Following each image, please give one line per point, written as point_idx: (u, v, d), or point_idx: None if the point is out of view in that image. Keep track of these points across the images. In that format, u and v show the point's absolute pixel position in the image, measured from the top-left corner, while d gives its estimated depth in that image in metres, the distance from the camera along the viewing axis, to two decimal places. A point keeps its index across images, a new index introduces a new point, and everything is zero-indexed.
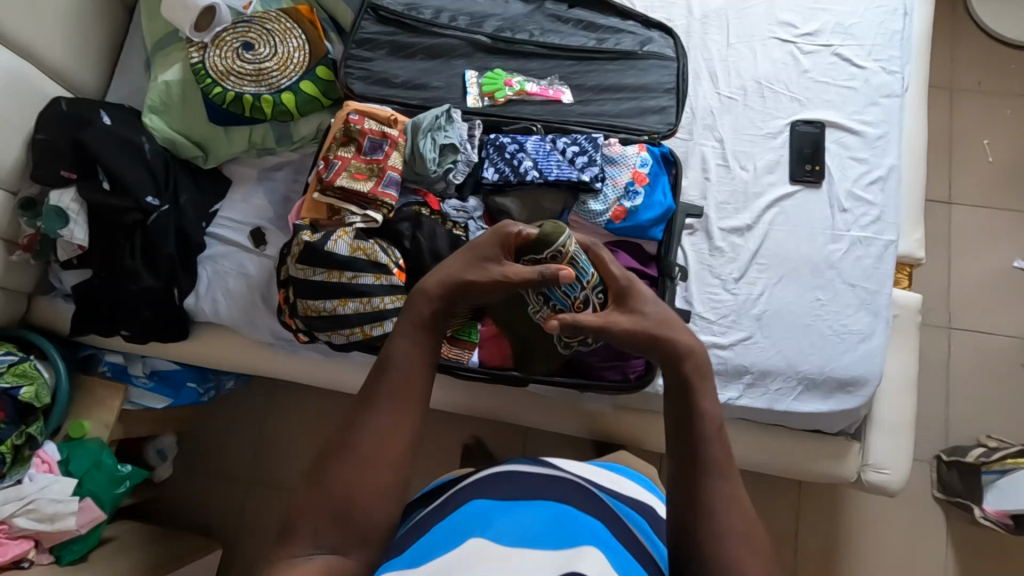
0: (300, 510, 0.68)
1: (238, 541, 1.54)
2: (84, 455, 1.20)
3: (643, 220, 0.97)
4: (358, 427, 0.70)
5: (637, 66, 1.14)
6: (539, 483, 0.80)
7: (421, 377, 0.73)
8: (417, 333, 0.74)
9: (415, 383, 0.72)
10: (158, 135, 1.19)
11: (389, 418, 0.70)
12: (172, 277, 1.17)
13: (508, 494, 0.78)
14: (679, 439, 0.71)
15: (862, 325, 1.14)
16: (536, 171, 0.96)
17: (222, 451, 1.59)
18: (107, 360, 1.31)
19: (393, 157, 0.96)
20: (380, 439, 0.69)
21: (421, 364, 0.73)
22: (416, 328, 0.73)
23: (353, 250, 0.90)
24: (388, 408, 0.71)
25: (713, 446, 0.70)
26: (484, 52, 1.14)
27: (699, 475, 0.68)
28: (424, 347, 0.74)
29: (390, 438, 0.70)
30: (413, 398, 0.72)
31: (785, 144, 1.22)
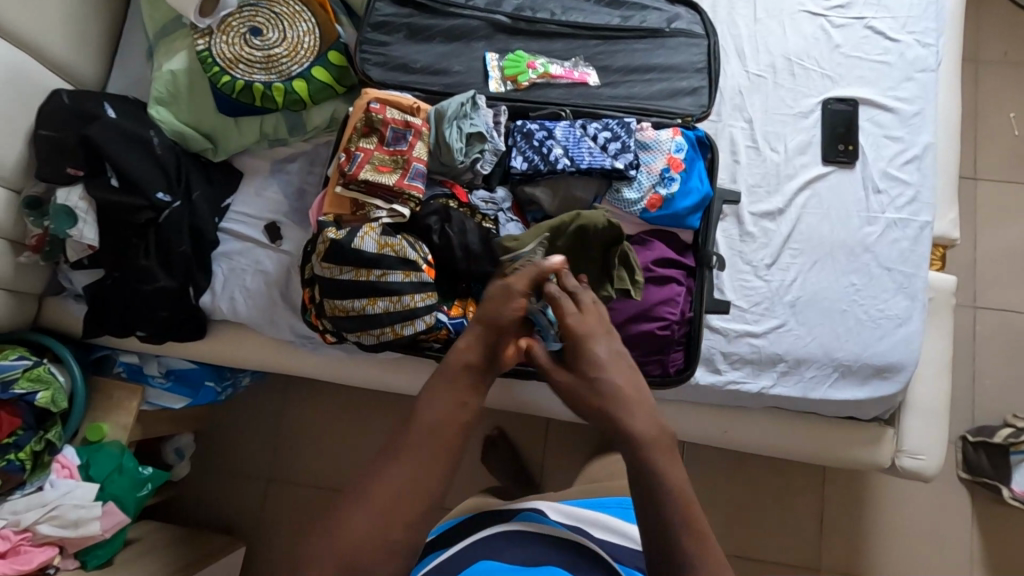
0: (310, 556, 0.67)
1: (260, 538, 1.53)
2: (105, 459, 1.18)
3: (679, 208, 0.93)
4: (383, 476, 0.71)
5: (665, 44, 1.09)
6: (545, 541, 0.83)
7: (453, 431, 0.74)
8: (450, 390, 0.76)
9: (450, 438, 0.73)
10: (166, 129, 1.14)
11: (415, 467, 0.71)
12: (188, 276, 1.14)
13: (518, 559, 0.80)
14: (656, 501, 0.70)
15: (899, 309, 1.11)
16: (567, 159, 0.93)
17: (240, 448, 1.58)
18: (122, 361, 1.28)
19: (418, 148, 0.92)
20: (405, 490, 0.69)
21: (453, 415, 0.75)
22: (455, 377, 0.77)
23: (381, 246, 0.86)
24: (417, 457, 0.71)
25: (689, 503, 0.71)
26: (505, 32, 1.09)
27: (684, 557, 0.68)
28: (454, 402, 0.75)
29: (412, 491, 0.70)
30: (446, 451, 0.73)
31: (817, 124, 1.18)
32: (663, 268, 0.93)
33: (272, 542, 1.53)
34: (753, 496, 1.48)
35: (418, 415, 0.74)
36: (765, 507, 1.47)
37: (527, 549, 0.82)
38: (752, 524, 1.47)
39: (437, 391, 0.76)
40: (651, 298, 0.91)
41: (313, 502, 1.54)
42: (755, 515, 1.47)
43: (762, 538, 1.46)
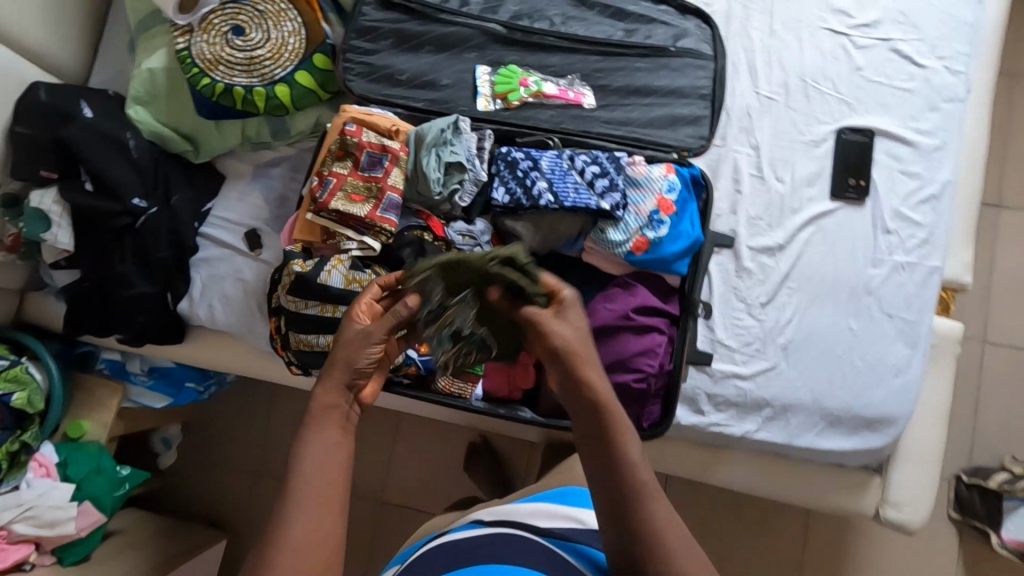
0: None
1: (242, 530, 1.56)
2: (83, 459, 1.19)
3: (667, 253, 0.88)
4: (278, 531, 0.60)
5: (669, 64, 1.02)
6: (469, 542, 0.79)
7: (346, 462, 0.65)
8: (335, 426, 0.66)
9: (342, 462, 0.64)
10: (144, 130, 1.10)
11: (314, 511, 0.61)
12: (165, 283, 1.11)
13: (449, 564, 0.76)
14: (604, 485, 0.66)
15: (898, 358, 1.06)
16: (551, 194, 0.87)
17: (226, 441, 1.59)
18: (104, 358, 1.28)
19: (394, 175, 0.87)
20: (307, 539, 0.59)
21: (342, 449, 0.66)
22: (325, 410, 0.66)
23: (349, 281, 0.83)
24: (311, 499, 0.61)
25: (640, 470, 0.65)
26: (499, 43, 1.03)
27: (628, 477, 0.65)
28: (339, 435, 0.66)
29: (319, 535, 0.60)
30: (340, 486, 0.63)
31: (829, 153, 1.10)
32: (644, 315, 0.88)
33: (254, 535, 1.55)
34: (735, 522, 1.45)
35: (300, 448, 0.65)
36: (747, 535, 1.44)
37: (456, 555, 0.77)
38: (731, 551, 1.45)
39: (316, 428, 0.66)
40: (629, 349, 0.86)
41: None
42: (735, 542, 1.45)
43: (744, 566, 1.43)
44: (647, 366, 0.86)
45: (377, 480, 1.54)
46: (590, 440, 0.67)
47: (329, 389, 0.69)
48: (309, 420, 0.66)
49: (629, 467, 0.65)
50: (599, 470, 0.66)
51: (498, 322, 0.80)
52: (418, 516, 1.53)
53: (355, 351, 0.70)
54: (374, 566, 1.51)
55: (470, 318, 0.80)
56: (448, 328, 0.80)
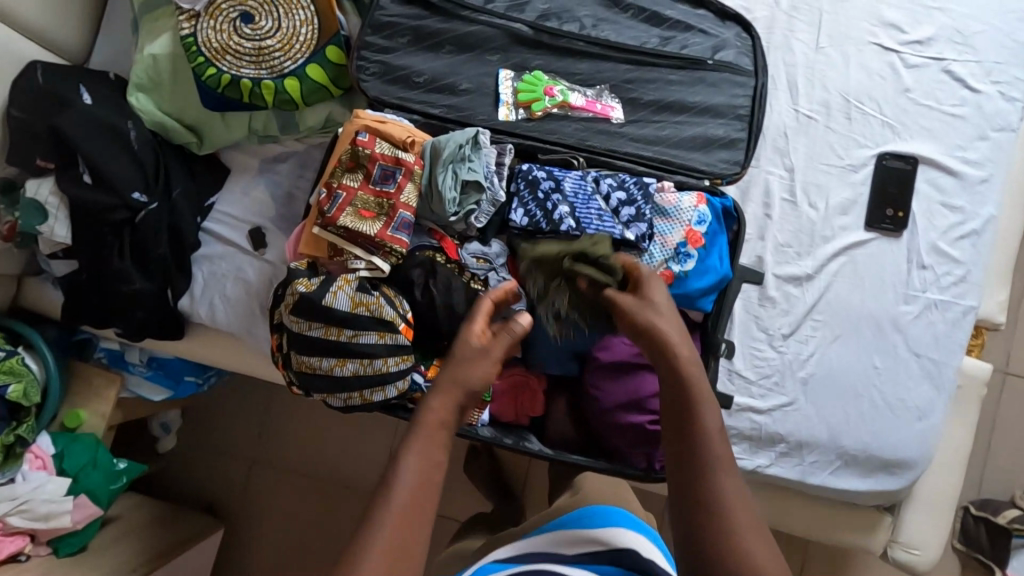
0: None
1: (240, 518, 1.56)
2: (79, 452, 1.17)
3: (692, 289, 0.82)
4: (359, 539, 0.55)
5: (705, 78, 0.95)
6: None
7: (436, 485, 0.60)
8: (428, 444, 0.61)
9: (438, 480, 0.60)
10: (146, 119, 1.05)
11: (395, 531, 0.56)
12: (166, 279, 1.07)
13: None
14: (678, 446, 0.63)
15: (923, 401, 1.02)
16: (572, 219, 0.82)
17: (226, 429, 1.58)
18: (103, 347, 1.25)
19: (407, 192, 0.82)
20: (386, 553, 0.54)
21: (434, 469, 0.60)
22: (434, 427, 0.62)
23: (355, 304, 0.79)
24: (390, 519, 0.56)
25: (712, 444, 0.62)
26: (525, 46, 0.96)
27: (698, 440, 0.62)
28: (438, 453, 0.61)
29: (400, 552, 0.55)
30: (422, 508, 0.58)
31: (866, 180, 1.04)
32: None
33: (257, 523, 1.55)
34: None
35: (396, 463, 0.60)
36: None
37: None
38: None
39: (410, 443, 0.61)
40: (644, 388, 0.83)
41: (293, 489, 1.55)
42: None
43: None
44: None
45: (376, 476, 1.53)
46: (668, 415, 0.65)
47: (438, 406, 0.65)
48: (413, 428, 0.62)
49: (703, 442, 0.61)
50: (675, 429, 0.64)
51: (589, 309, 0.80)
52: None
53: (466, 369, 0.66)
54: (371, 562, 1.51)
55: (565, 301, 0.81)
56: (549, 313, 0.81)
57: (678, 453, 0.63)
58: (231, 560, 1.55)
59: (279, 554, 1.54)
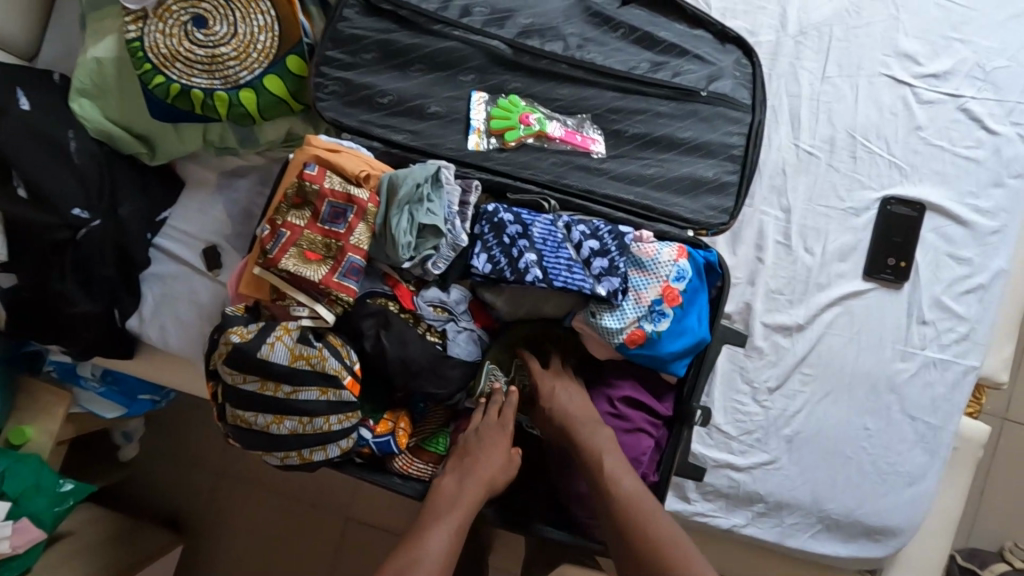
0: None
1: (201, 532, 1.51)
2: (23, 473, 1.11)
3: (664, 351, 0.74)
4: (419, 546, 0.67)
5: (697, 111, 0.87)
6: None
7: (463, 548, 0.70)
8: (455, 520, 0.69)
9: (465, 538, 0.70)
10: (91, 128, 0.97)
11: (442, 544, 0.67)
12: (112, 299, 1.00)
13: None
14: (597, 493, 0.71)
15: (914, 465, 0.96)
16: (539, 269, 0.73)
17: (188, 440, 1.52)
18: (52, 360, 1.19)
19: (358, 233, 0.74)
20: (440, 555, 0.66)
21: (456, 540, 0.69)
22: (482, 488, 0.72)
23: (294, 357, 0.72)
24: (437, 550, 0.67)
25: (625, 480, 0.71)
26: (502, 67, 0.88)
27: (614, 479, 0.70)
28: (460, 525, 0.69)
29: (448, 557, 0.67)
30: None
31: (868, 226, 0.96)
32: (633, 411, 0.78)
33: (228, 541, 1.50)
34: None
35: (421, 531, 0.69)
36: None
37: None
38: None
39: (437, 518, 0.69)
40: None
41: (257, 508, 1.50)
42: None
43: None
44: None
45: (345, 495, 1.49)
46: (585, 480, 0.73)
47: (485, 461, 0.74)
48: (471, 468, 0.73)
49: (622, 489, 0.70)
50: (593, 478, 0.71)
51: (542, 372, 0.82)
52: (385, 536, 1.48)
53: (501, 463, 0.74)
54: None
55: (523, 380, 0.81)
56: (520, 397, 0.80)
57: (601, 498, 0.70)
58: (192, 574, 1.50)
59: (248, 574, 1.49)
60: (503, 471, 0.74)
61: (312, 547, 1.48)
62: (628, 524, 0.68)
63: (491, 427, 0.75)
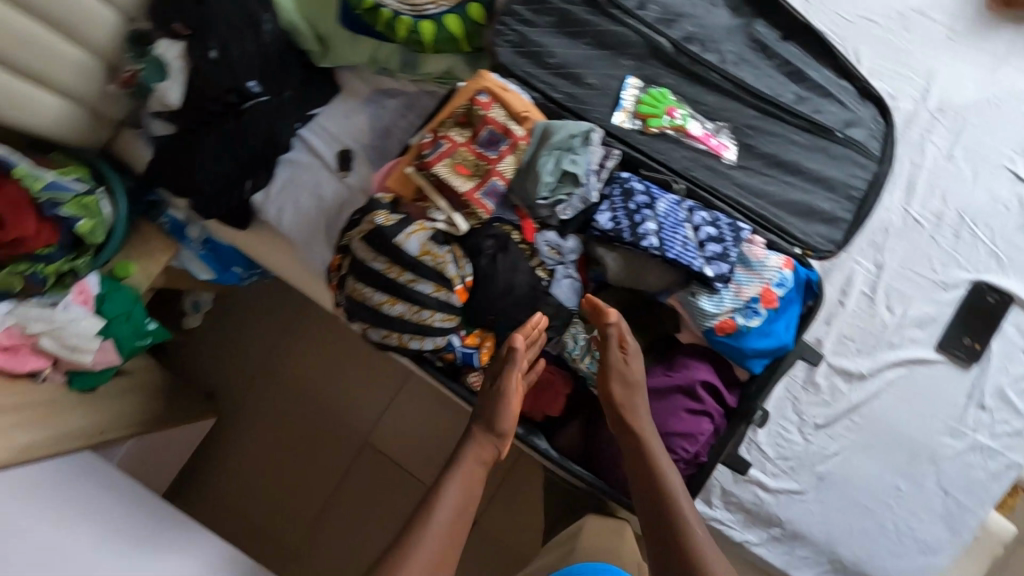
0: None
1: (232, 414, 1.59)
2: (118, 300, 1.22)
3: (748, 346, 0.80)
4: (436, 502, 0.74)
5: (828, 149, 0.93)
6: None
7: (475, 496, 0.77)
8: (466, 472, 0.77)
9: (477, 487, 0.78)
10: (281, 17, 1.08)
11: (455, 501, 0.75)
12: (250, 170, 1.11)
13: None
14: (633, 464, 0.77)
15: (933, 537, 0.99)
16: (656, 239, 0.80)
17: (248, 326, 1.62)
18: (168, 214, 1.28)
19: (506, 162, 0.82)
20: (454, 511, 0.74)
21: (470, 491, 0.77)
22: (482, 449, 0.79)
23: (423, 251, 0.80)
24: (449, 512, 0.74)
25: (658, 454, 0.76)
26: (661, 62, 0.96)
27: (649, 456, 0.76)
28: (462, 502, 0.75)
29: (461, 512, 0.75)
30: (444, 555, 0.72)
31: (953, 302, 1.00)
32: (706, 394, 0.83)
33: (236, 467, 1.57)
34: None
35: (428, 515, 0.73)
36: None
37: None
38: None
39: (450, 473, 0.77)
40: (669, 426, 0.81)
41: (287, 408, 1.59)
42: None
43: None
44: (681, 451, 0.81)
45: (369, 422, 1.57)
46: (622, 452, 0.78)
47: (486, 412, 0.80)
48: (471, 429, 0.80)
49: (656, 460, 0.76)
50: (630, 452, 0.77)
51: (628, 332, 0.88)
52: (396, 469, 1.55)
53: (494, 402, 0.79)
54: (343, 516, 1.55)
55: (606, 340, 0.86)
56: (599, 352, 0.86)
57: (636, 468, 0.76)
58: (204, 472, 1.57)
59: (273, 505, 1.56)
60: (497, 406, 0.79)
61: (328, 467, 1.56)
62: (658, 491, 0.74)
63: (478, 425, 0.80)
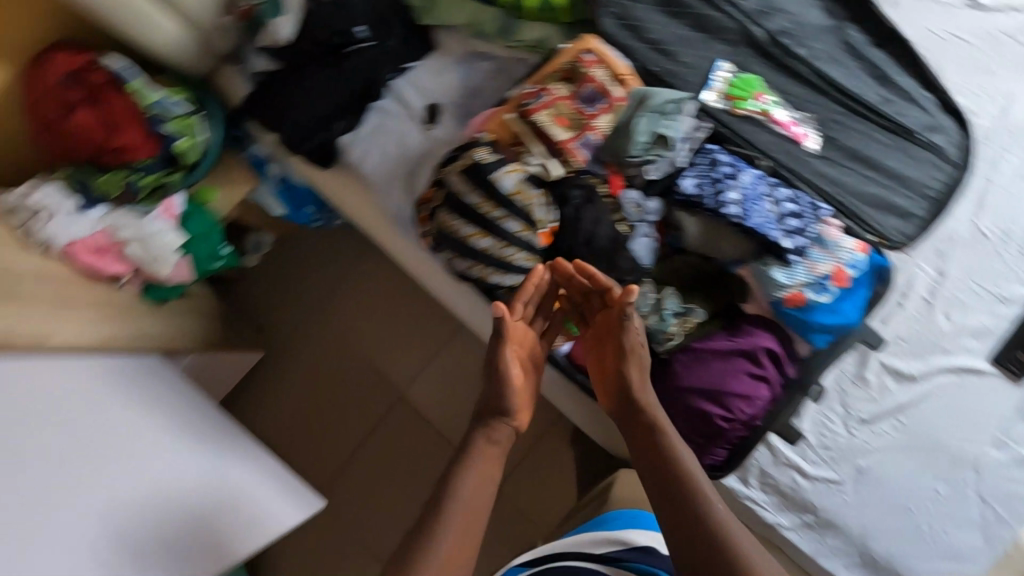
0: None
1: (278, 353, 1.66)
2: (200, 221, 1.28)
3: (814, 319, 0.84)
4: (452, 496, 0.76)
5: (908, 150, 0.96)
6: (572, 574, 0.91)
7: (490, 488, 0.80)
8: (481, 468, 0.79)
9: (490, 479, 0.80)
10: None
11: (470, 493, 0.77)
12: (345, 111, 1.17)
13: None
14: (641, 441, 0.81)
15: (966, 544, 1.00)
16: (738, 208, 0.85)
17: (303, 272, 1.68)
18: (253, 150, 1.34)
19: (603, 119, 0.87)
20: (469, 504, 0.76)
21: (484, 484, 0.79)
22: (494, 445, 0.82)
23: (516, 191, 0.84)
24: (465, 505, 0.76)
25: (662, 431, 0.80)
26: (754, 50, 1.00)
27: (655, 432, 0.80)
28: (476, 496, 0.77)
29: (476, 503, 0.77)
30: (464, 544, 0.74)
31: (1010, 318, 1.03)
32: (768, 362, 0.86)
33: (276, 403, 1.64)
34: None
35: (444, 506, 0.75)
36: None
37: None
38: None
39: (466, 464, 0.79)
40: (727, 387, 0.84)
41: (330, 354, 1.65)
42: None
43: None
44: (737, 412, 0.84)
45: (407, 378, 1.61)
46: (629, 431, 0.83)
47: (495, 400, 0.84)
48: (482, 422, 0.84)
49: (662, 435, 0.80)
50: (636, 431, 0.82)
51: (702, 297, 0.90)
52: (428, 427, 1.59)
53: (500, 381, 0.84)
54: (383, 463, 1.59)
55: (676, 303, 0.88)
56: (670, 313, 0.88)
57: (643, 445, 0.80)
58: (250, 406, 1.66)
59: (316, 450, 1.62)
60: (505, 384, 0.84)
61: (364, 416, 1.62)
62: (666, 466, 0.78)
63: (487, 415, 0.84)
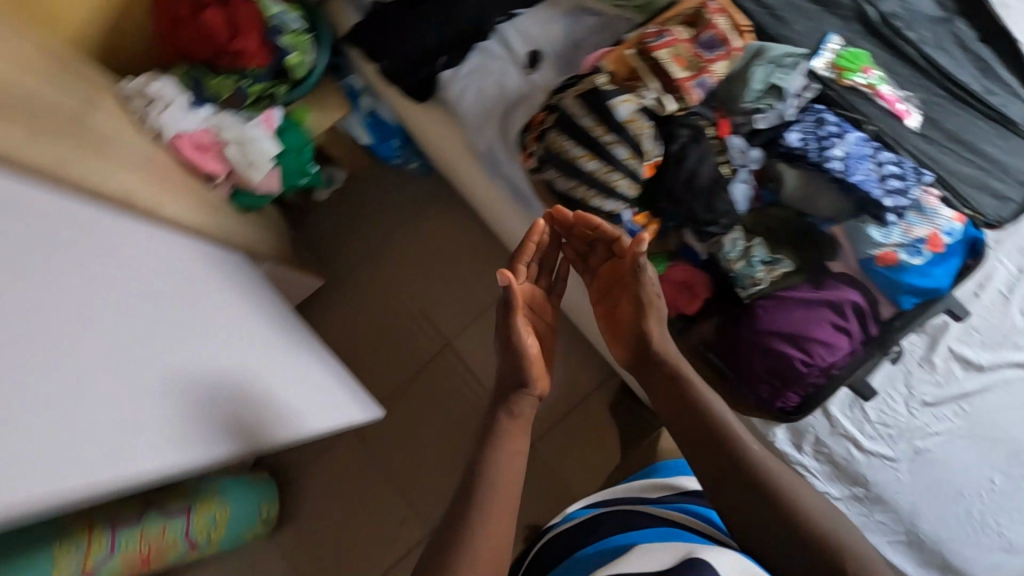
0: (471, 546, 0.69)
1: (335, 286, 1.71)
2: (293, 137, 1.33)
3: (905, 281, 0.87)
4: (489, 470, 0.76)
5: (1009, 139, 0.98)
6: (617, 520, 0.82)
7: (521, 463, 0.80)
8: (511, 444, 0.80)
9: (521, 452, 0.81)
10: None
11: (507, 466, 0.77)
12: (451, 46, 1.22)
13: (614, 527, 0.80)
14: (668, 393, 0.83)
15: (1017, 537, 1.00)
16: (841, 164, 0.88)
17: (369, 212, 1.73)
18: (349, 79, 1.42)
19: (721, 64, 0.91)
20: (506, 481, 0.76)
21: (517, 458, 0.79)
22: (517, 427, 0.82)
23: (629, 119, 0.88)
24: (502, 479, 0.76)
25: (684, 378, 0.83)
26: (864, 28, 1.03)
27: (682, 383, 0.82)
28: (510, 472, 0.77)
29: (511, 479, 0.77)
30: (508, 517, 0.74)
31: None
32: (852, 314, 0.88)
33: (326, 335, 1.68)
34: None
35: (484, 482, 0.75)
36: None
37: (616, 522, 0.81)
38: None
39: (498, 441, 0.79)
40: (812, 332, 0.86)
41: (385, 294, 1.69)
42: None
43: None
44: (819, 359, 0.87)
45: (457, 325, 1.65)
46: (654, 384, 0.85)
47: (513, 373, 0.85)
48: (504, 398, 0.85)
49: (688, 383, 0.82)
50: (659, 380, 0.85)
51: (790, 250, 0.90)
52: (472, 376, 1.62)
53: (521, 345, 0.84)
54: (422, 405, 1.62)
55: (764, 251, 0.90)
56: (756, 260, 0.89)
57: (669, 395, 0.83)
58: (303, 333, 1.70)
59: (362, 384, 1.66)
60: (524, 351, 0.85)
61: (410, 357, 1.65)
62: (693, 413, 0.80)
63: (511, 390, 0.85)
